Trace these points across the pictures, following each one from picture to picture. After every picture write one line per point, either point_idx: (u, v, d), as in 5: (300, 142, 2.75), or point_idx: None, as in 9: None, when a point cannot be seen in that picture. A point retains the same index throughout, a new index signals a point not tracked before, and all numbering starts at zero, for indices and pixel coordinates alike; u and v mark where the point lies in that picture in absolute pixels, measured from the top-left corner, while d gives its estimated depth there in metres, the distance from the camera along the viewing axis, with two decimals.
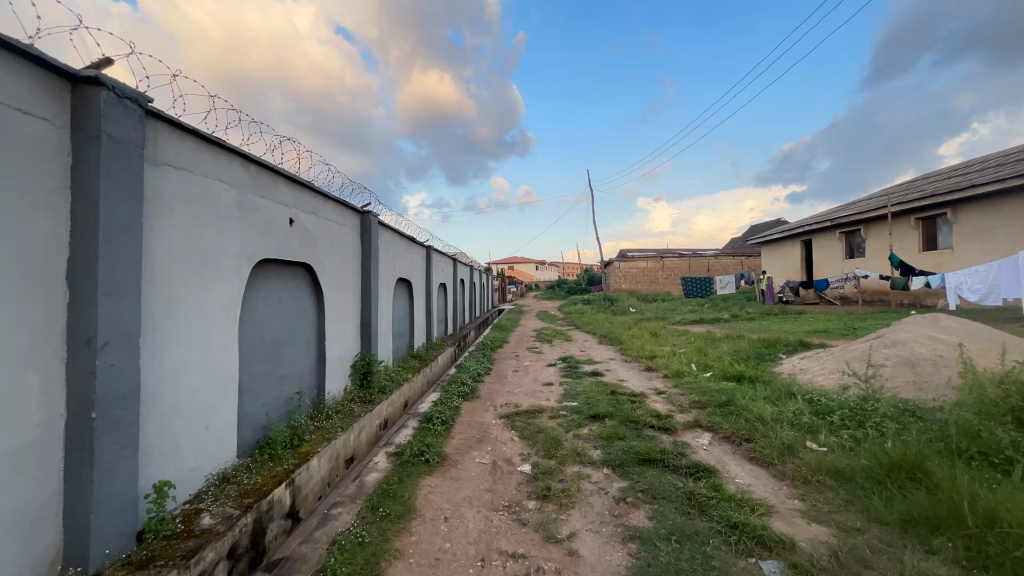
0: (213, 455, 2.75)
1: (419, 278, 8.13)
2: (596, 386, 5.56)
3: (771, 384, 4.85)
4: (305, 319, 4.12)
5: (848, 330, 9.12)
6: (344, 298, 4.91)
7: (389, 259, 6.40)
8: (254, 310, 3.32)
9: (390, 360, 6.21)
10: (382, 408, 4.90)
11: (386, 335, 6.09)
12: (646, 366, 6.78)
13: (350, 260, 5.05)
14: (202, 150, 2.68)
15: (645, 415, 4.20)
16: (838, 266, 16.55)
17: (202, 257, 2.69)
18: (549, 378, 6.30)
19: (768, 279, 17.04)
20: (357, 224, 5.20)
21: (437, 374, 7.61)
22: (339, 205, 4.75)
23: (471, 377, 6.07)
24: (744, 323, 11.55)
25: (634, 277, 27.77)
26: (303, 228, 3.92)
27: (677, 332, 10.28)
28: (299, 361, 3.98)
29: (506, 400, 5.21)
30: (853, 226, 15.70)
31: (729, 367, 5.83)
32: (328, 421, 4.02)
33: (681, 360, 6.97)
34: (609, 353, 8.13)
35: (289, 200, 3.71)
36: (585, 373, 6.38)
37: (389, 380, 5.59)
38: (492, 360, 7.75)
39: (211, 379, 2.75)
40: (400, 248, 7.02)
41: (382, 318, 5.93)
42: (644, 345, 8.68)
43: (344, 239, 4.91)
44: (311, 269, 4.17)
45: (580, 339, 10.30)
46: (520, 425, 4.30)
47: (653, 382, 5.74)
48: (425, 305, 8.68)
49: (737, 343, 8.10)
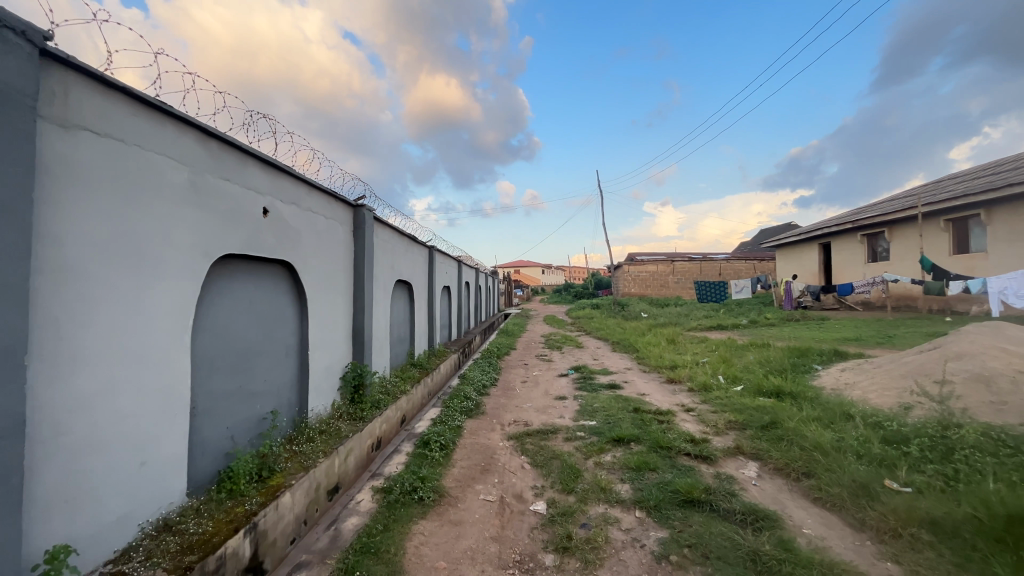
0: (150, 498, 2.20)
1: (420, 281, 7.58)
2: (616, 401, 4.96)
3: (820, 402, 4.23)
4: (284, 326, 3.58)
5: (883, 338, 8.44)
6: (332, 301, 4.36)
7: (386, 259, 5.85)
8: (216, 315, 2.78)
9: (387, 370, 5.65)
10: (374, 425, 4.34)
11: (382, 343, 5.53)
12: (669, 377, 6.18)
13: (340, 259, 4.51)
14: (138, 116, 2.16)
15: (677, 439, 3.60)
16: (860, 270, 15.82)
17: (139, 249, 2.16)
18: (562, 390, 5.71)
19: (786, 284, 16.35)
20: (348, 219, 4.66)
21: (439, 384, 7.03)
22: (327, 197, 4.21)
23: (476, 390, 5.49)
24: (765, 330, 10.89)
25: (644, 281, 27.10)
26: (280, 220, 3.38)
27: (695, 339, 9.64)
28: (275, 374, 3.43)
29: (515, 417, 4.63)
30: (877, 228, 14.99)
31: (764, 380, 5.22)
32: (309, 444, 3.46)
33: (706, 371, 6.36)
34: (625, 362, 7.51)
35: (264, 186, 3.18)
36: (601, 386, 5.79)
37: (384, 393, 5.03)
38: (498, 369, 7.17)
39: (150, 402, 2.21)
40: (399, 248, 6.47)
41: (378, 324, 5.38)
42: (662, 353, 8.06)
43: (333, 235, 4.38)
44: (292, 268, 3.63)
45: (592, 346, 9.70)
46: (531, 450, 3.71)
47: (679, 398, 5.12)
48: (427, 310, 8.13)
49: (765, 351, 7.46)
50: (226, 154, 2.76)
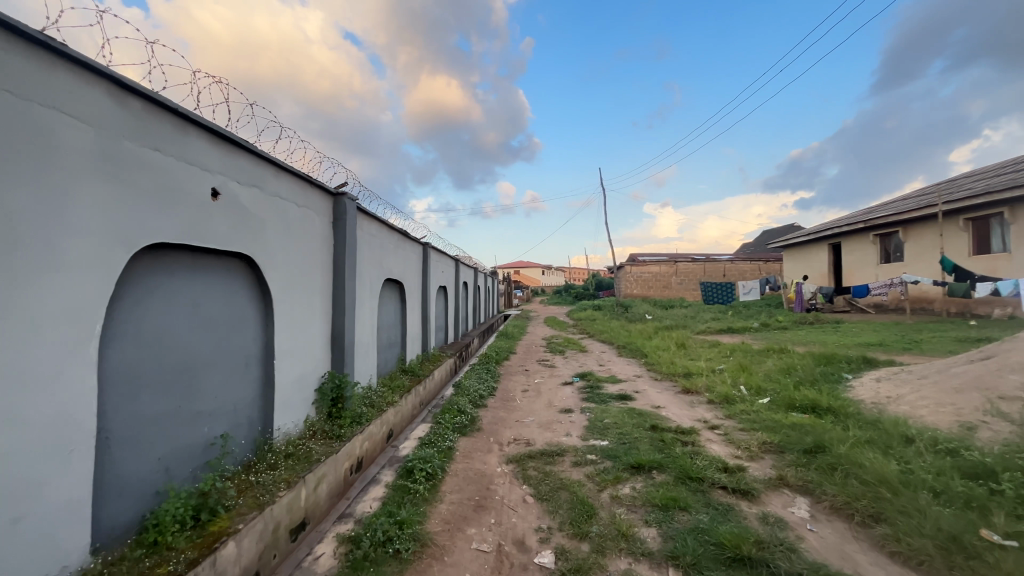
0: (30, 565, 1.65)
1: (413, 280, 7.02)
2: (629, 416, 4.40)
3: (867, 420, 3.67)
4: (242, 332, 3.02)
5: (910, 343, 7.88)
6: (307, 302, 3.79)
7: (373, 256, 5.29)
8: (143, 319, 2.22)
9: (373, 379, 5.08)
10: (354, 445, 3.78)
11: (367, 350, 4.96)
12: (684, 387, 5.61)
13: (317, 254, 3.95)
14: (16, 54, 1.62)
15: (708, 467, 3.05)
16: (873, 272, 15.27)
17: (15, 232, 1.61)
18: (567, 402, 5.16)
19: (795, 286, 15.81)
20: (327, 208, 4.11)
21: (433, 393, 6.47)
22: (301, 182, 3.66)
23: (471, 401, 4.93)
24: (780, 334, 10.33)
25: (647, 282, 26.50)
26: (236, 203, 2.83)
27: (706, 343, 9.09)
28: (229, 389, 2.87)
29: (515, 435, 4.06)
30: (891, 228, 14.44)
31: (795, 392, 4.66)
32: (270, 473, 2.88)
33: (724, 379, 5.80)
34: (634, 370, 6.95)
35: (214, 162, 2.63)
36: (611, 397, 5.22)
37: (368, 406, 4.46)
38: (497, 376, 6.61)
39: (30, 436, 1.66)
40: (389, 243, 5.90)
41: (361, 328, 4.81)
42: (673, 359, 7.49)
43: (309, 226, 3.82)
44: (253, 263, 3.08)
45: (597, 351, 9.15)
46: (534, 479, 3.14)
47: (700, 412, 4.56)
48: (421, 312, 7.56)
49: (786, 358, 6.90)
50: (155, 116, 2.21)
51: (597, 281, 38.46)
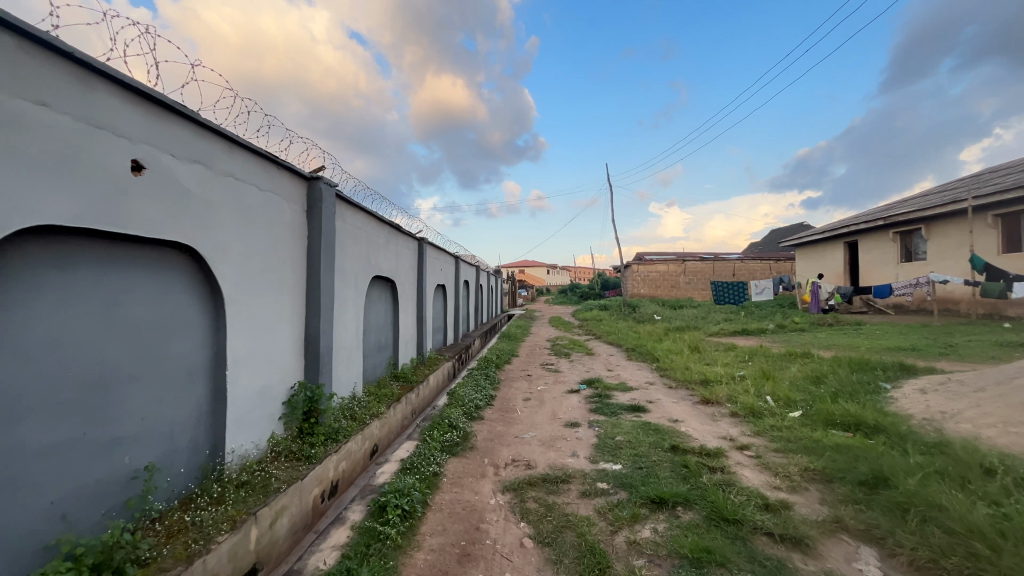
0: None
1: (406, 278, 6.51)
2: (644, 432, 3.87)
3: (928, 444, 3.11)
4: (184, 337, 2.51)
5: (945, 348, 7.26)
6: (274, 302, 3.28)
7: (358, 251, 4.78)
8: (23, 325, 1.72)
9: (356, 387, 4.57)
10: (326, 467, 3.27)
11: (349, 356, 4.44)
12: (703, 397, 5.06)
13: (286, 246, 3.44)
14: None
15: (746, 504, 2.50)
16: (893, 271, 14.60)
17: None
18: (573, 414, 4.63)
19: (811, 286, 15.19)
20: (299, 195, 3.60)
21: (426, 400, 5.97)
22: (265, 161, 3.15)
23: (466, 413, 4.41)
24: (799, 336, 9.73)
25: (655, 281, 25.89)
26: (171, 181, 2.32)
27: (721, 346, 8.53)
28: (163, 407, 2.36)
29: (514, 456, 3.53)
30: (912, 225, 13.78)
31: (832, 405, 4.10)
32: (212, 510, 2.37)
33: (747, 388, 5.24)
34: (645, 376, 6.42)
35: (136, 128, 2.12)
36: (622, 408, 4.70)
37: (347, 420, 3.94)
38: (496, 382, 6.10)
39: None
40: (379, 236, 5.39)
41: (342, 331, 4.28)
42: (687, 364, 6.94)
43: (277, 213, 3.31)
44: (198, 255, 2.57)
45: (604, 354, 8.62)
46: (534, 515, 2.62)
47: (724, 429, 4.01)
48: (416, 313, 7.05)
49: (811, 363, 6.32)
50: (34, 60, 1.70)
51: (603, 281, 37.84)
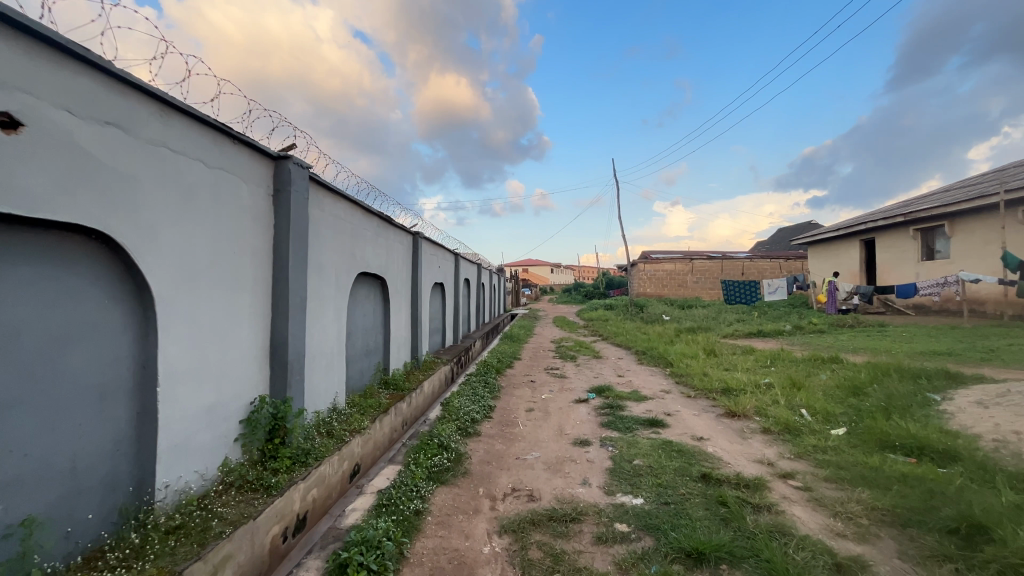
0: None
1: (399, 275, 5.99)
2: (666, 454, 3.32)
3: (1020, 477, 2.55)
4: (93, 346, 1.98)
5: (985, 352, 6.67)
6: (229, 302, 2.74)
7: (341, 244, 4.24)
8: None
9: (335, 399, 4.03)
10: (290, 500, 2.74)
11: (327, 364, 3.90)
12: (728, 408, 4.51)
13: (246, 237, 2.90)
14: None
15: (811, 562, 1.96)
16: (913, 270, 13.95)
17: None
18: (582, 429, 4.10)
19: (827, 285, 14.55)
20: (264, 178, 3.08)
21: (419, 410, 5.44)
22: (216, 133, 2.62)
23: (461, 430, 3.86)
24: (819, 339, 9.14)
25: (661, 280, 25.27)
26: (66, 145, 1.79)
27: (738, 349, 7.98)
28: (58, 438, 1.84)
29: (515, 484, 2.99)
30: (935, 222, 13.16)
31: (883, 422, 3.55)
32: (123, 570, 1.84)
33: (776, 398, 4.69)
34: (659, 383, 5.88)
35: (4, 67, 1.59)
36: (637, 423, 4.16)
37: (321, 439, 3.41)
38: (496, 389, 5.56)
39: None
40: (366, 229, 4.86)
41: (318, 336, 3.74)
42: (704, 370, 6.38)
43: (233, 196, 2.78)
44: (114, 243, 2.04)
45: (613, 357, 8.07)
46: (540, 571, 2.07)
47: (759, 450, 3.45)
48: (410, 314, 6.51)
49: (843, 369, 5.76)
50: None
51: (608, 280, 37.25)
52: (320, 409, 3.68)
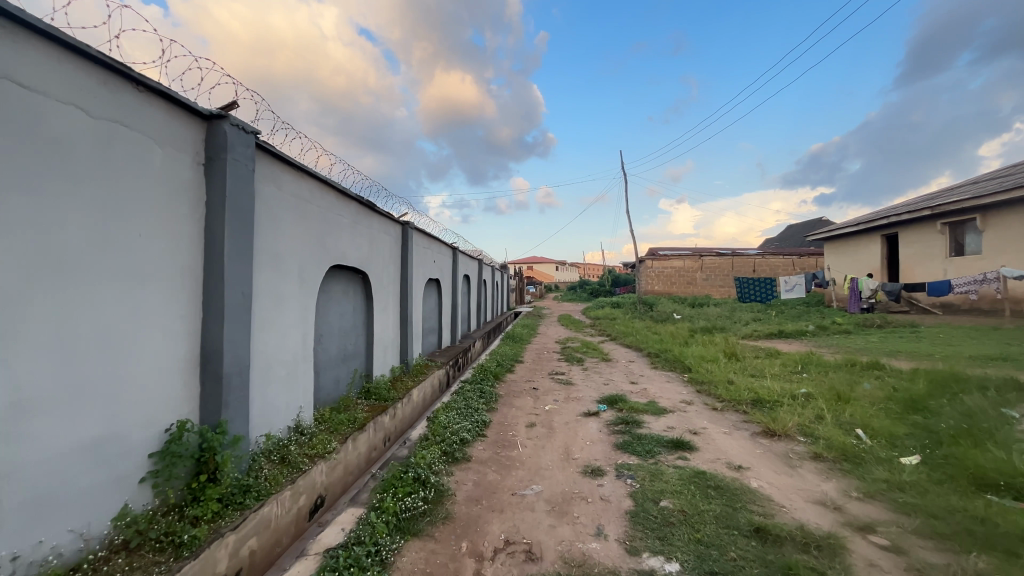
0: None
1: (384, 270, 5.32)
2: (702, 492, 2.64)
3: None
4: None
5: None
6: (131, 299, 2.08)
7: (307, 231, 3.58)
8: None
9: (293, 417, 3.35)
10: (211, 562, 2.06)
11: (279, 374, 3.22)
12: (765, 426, 3.82)
13: (161, 215, 2.24)
14: None
15: None
16: (941, 266, 13.15)
17: None
18: (593, 453, 3.43)
19: (852, 282, 13.73)
20: (191, 143, 2.42)
21: (403, 423, 4.77)
22: (108, 76, 1.97)
23: (446, 455, 3.19)
24: (847, 340, 8.41)
25: (670, 278, 24.43)
26: None
27: (762, 352, 7.28)
28: None
29: (510, 536, 2.31)
30: (964, 215, 12.38)
31: (969, 450, 2.86)
32: None
33: (822, 413, 3.99)
34: (678, 392, 5.19)
35: None
36: (659, 445, 3.48)
37: (270, 471, 2.74)
38: (494, 399, 4.88)
39: None
40: (341, 214, 4.19)
41: (266, 341, 3.06)
42: (729, 377, 5.67)
43: (140, 160, 2.12)
44: None
45: (624, 361, 7.39)
46: None
47: (816, 486, 2.75)
48: (398, 313, 5.84)
49: (888, 377, 5.07)
50: None
51: (614, 278, 36.47)
52: (267, 433, 3.00)
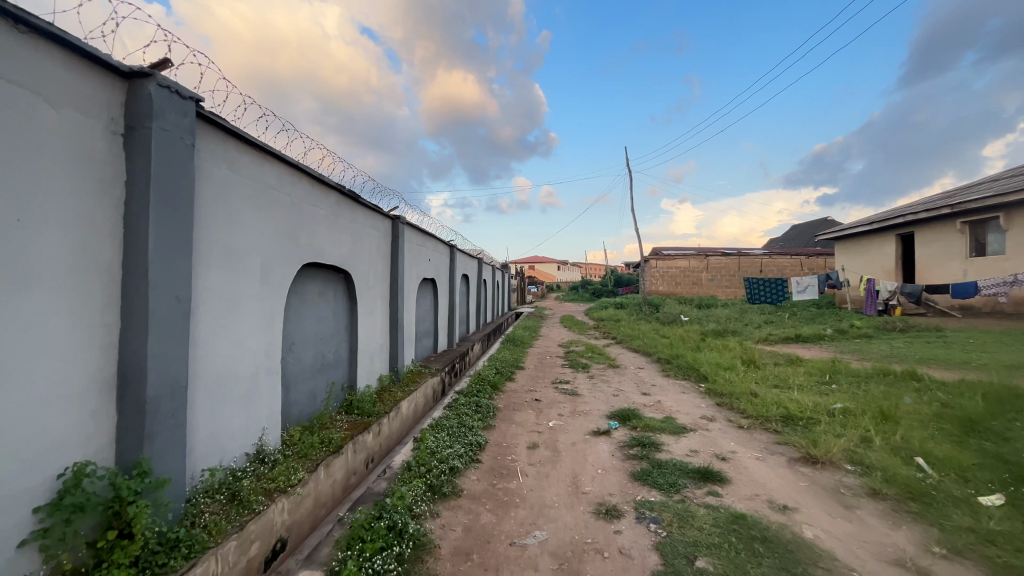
0: None
1: (370, 268, 4.80)
2: (748, 547, 2.12)
3: None
4: None
5: None
6: (9, 307, 1.57)
7: (272, 222, 3.07)
8: None
9: (252, 442, 2.84)
10: None
11: (235, 392, 2.71)
12: (804, 451, 3.31)
13: (53, 197, 1.72)
14: None
15: None
16: (961, 267, 12.60)
17: None
18: (607, 484, 2.92)
19: (868, 283, 13.19)
20: (107, 109, 1.92)
21: (388, 442, 4.25)
22: None
23: (432, 490, 2.68)
24: (870, 346, 7.89)
25: (675, 278, 23.84)
26: None
27: (782, 359, 6.75)
28: None
29: None
30: (987, 214, 11.83)
31: None
32: None
33: (868, 435, 3.46)
34: (697, 406, 4.67)
35: None
36: (684, 476, 2.96)
37: (212, 516, 2.21)
38: (491, 414, 4.37)
39: None
40: (317, 205, 3.68)
41: (215, 354, 2.54)
42: (751, 388, 5.15)
43: (25, 124, 1.62)
44: None
45: (633, 368, 6.87)
46: None
47: (886, 538, 2.23)
48: (387, 316, 5.33)
49: (931, 391, 4.55)
50: None
51: (616, 278, 35.90)
52: (215, 465, 2.48)
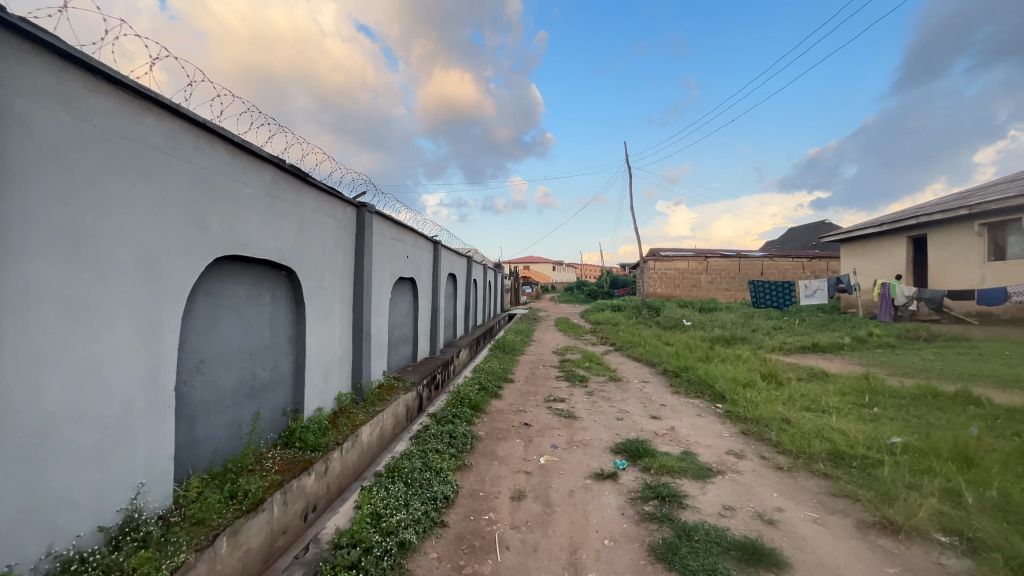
0: None
1: (324, 266, 3.95)
2: None
3: None
4: None
5: None
6: None
7: (159, 199, 2.23)
8: None
9: (114, 512, 1.99)
10: None
11: (80, 443, 1.85)
12: (876, 514, 2.50)
13: None
14: None
15: None
16: (979, 272, 11.91)
17: None
18: (619, 567, 2.10)
19: (885, 287, 12.57)
20: None
21: (338, 483, 3.39)
22: None
23: None
24: (898, 358, 7.11)
25: (674, 280, 23.07)
26: None
27: (806, 373, 5.96)
28: None
29: None
30: (1009, 215, 11.13)
31: None
32: None
33: (954, 489, 2.67)
34: (720, 436, 3.86)
35: None
36: (724, 555, 2.13)
37: None
38: (468, 447, 3.53)
39: None
40: (242, 182, 2.83)
41: (35, 391, 1.70)
42: (780, 411, 4.35)
43: None
44: None
45: (637, 382, 6.06)
46: None
47: None
48: (349, 323, 4.47)
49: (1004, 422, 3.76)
50: None
51: (613, 279, 35.20)
52: (16, 566, 1.63)
